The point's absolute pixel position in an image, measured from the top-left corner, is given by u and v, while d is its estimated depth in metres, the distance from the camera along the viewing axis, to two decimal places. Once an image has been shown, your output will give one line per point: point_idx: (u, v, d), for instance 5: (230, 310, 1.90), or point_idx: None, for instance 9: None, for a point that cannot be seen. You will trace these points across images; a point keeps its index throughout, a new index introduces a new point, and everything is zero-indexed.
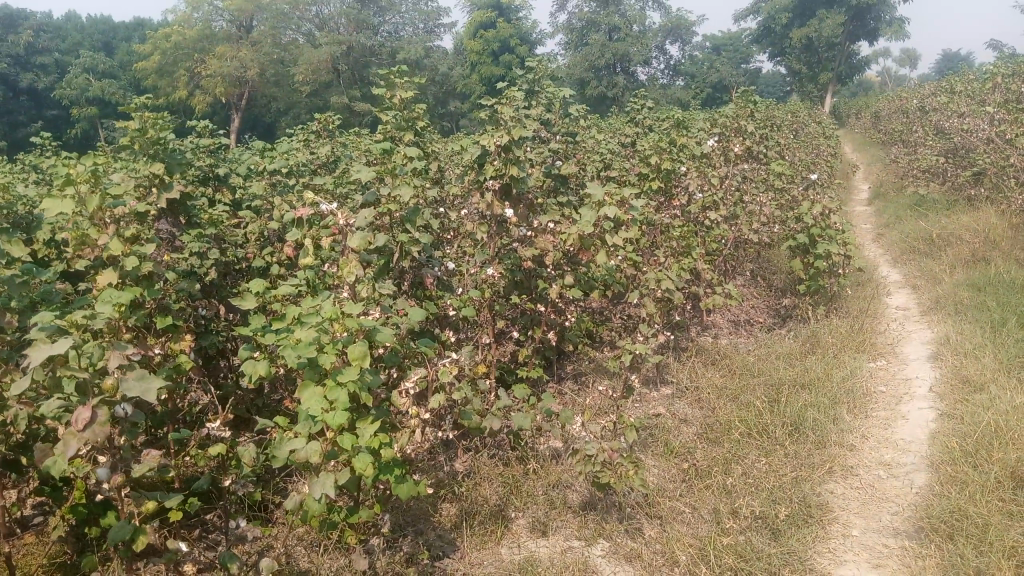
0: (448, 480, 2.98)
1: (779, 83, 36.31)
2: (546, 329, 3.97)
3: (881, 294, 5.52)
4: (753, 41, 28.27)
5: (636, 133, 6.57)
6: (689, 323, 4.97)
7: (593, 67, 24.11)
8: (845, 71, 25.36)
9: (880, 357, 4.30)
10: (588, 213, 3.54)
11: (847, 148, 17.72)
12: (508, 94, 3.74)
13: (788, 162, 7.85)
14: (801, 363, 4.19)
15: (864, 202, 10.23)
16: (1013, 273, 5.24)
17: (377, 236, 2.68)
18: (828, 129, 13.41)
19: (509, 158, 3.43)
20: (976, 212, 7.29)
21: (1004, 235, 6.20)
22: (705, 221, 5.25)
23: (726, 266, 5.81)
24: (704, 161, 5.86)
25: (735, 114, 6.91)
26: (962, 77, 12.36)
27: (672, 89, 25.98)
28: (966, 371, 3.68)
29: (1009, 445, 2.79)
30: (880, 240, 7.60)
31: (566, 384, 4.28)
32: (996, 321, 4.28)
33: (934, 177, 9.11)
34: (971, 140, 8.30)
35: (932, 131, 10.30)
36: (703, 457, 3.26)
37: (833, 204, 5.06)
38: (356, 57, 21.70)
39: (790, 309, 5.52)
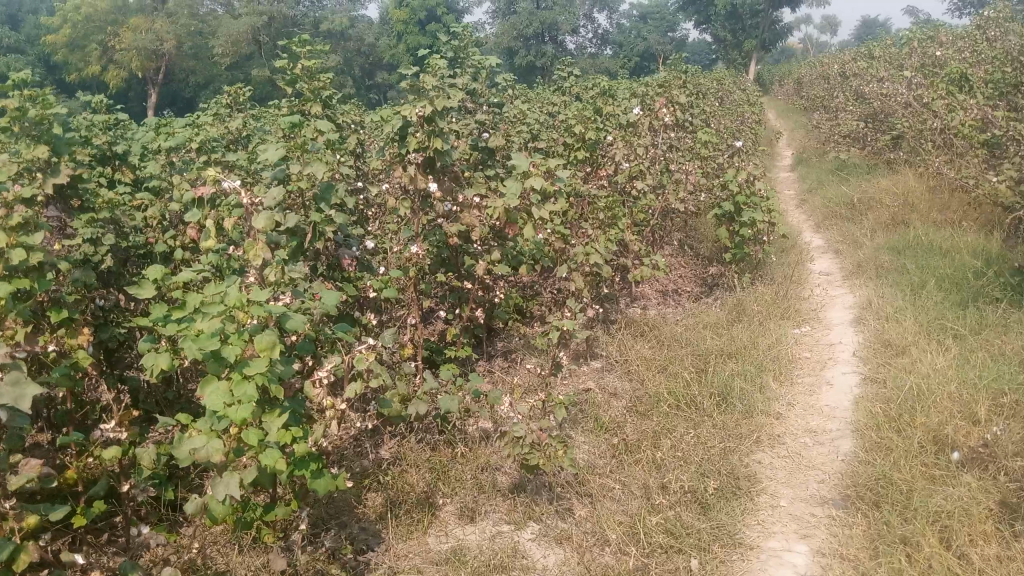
0: (373, 469, 2.87)
1: (704, 50, 36.64)
2: (474, 306, 3.87)
3: (805, 260, 5.57)
4: (679, 9, 28.39)
5: (562, 102, 6.46)
6: (618, 295, 4.92)
7: (521, 36, 23.87)
8: (768, 39, 25.73)
9: (805, 323, 4.33)
10: (515, 185, 3.43)
11: (771, 114, 18.00)
12: (428, 62, 3.58)
13: (714, 129, 7.86)
14: (728, 332, 4.19)
15: (788, 168, 10.38)
16: (931, 236, 5.35)
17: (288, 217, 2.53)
18: (751, 96, 13.55)
19: (433, 128, 3.26)
20: (894, 175, 7.44)
21: (922, 199, 6.33)
22: (633, 191, 5.19)
23: (654, 236, 5.79)
24: (631, 130, 5.80)
25: (661, 82, 6.87)
26: (880, 42, 12.60)
27: (599, 59, 25.95)
28: (887, 335, 3.72)
29: (931, 408, 2.81)
30: (804, 205, 7.70)
31: (495, 362, 4.20)
32: (915, 284, 4.35)
33: (854, 142, 9.28)
34: (890, 105, 8.45)
35: (851, 96, 10.49)
36: (632, 432, 3.21)
37: (759, 171, 5.06)
38: (277, 28, 20.99)
39: (718, 278, 5.54)
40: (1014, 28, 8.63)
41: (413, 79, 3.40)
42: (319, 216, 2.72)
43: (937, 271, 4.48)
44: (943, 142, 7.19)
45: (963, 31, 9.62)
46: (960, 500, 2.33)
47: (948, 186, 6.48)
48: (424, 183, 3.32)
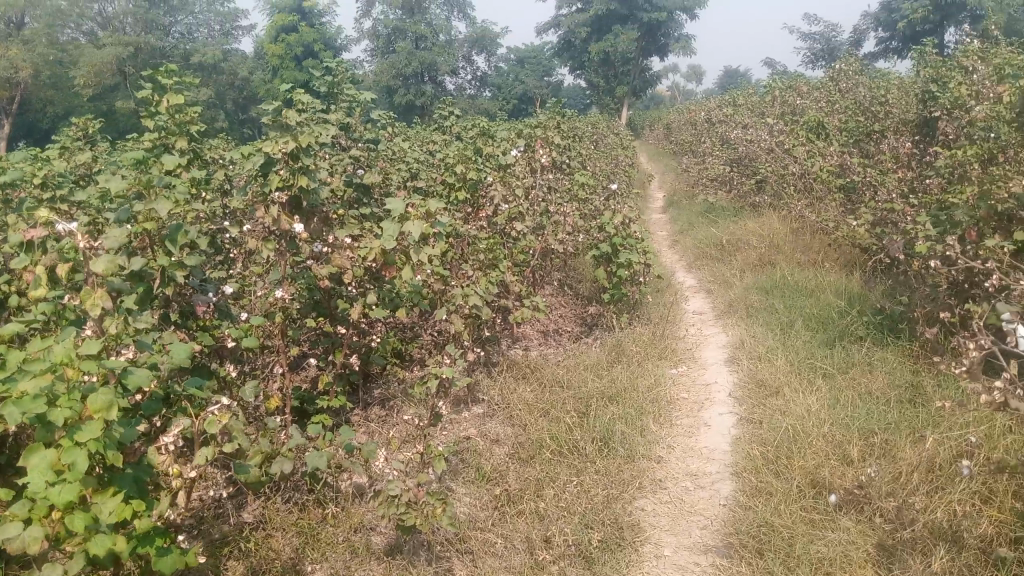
0: (234, 537, 2.64)
1: (579, 95, 37.77)
2: (348, 352, 3.69)
3: (680, 300, 5.67)
4: (555, 55, 29.15)
5: (440, 141, 6.38)
6: (499, 337, 4.84)
7: (400, 76, 23.82)
8: (639, 85, 26.74)
9: (682, 362, 4.36)
10: (389, 226, 3.30)
11: (643, 157, 18.61)
12: (293, 96, 3.42)
13: (590, 171, 7.98)
14: (608, 374, 4.15)
15: (660, 210, 10.69)
16: (797, 276, 5.55)
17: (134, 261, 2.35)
18: (625, 139, 13.93)
19: (298, 166, 3.11)
20: (761, 217, 7.74)
21: (786, 240, 6.60)
22: (512, 231, 5.15)
23: (534, 277, 5.75)
24: (509, 171, 5.78)
25: (538, 124, 6.92)
26: (742, 91, 13.26)
27: (478, 100, 26.23)
28: (761, 374, 3.77)
29: (808, 450, 2.84)
30: (677, 245, 7.91)
31: (372, 411, 4.01)
32: (784, 324, 4.46)
33: (722, 185, 9.65)
34: (754, 150, 8.84)
35: (718, 141, 10.94)
36: (514, 481, 3.10)
37: (635, 213, 5.12)
38: (144, 59, 20.07)
39: (597, 318, 5.55)
40: (862, 81, 9.24)
41: (277, 113, 3.23)
42: (169, 259, 2.51)
43: (805, 310, 4.63)
44: (804, 186, 7.55)
45: (817, 82, 10.24)
46: (840, 545, 2.34)
47: (810, 228, 6.79)
48: (291, 223, 3.11)
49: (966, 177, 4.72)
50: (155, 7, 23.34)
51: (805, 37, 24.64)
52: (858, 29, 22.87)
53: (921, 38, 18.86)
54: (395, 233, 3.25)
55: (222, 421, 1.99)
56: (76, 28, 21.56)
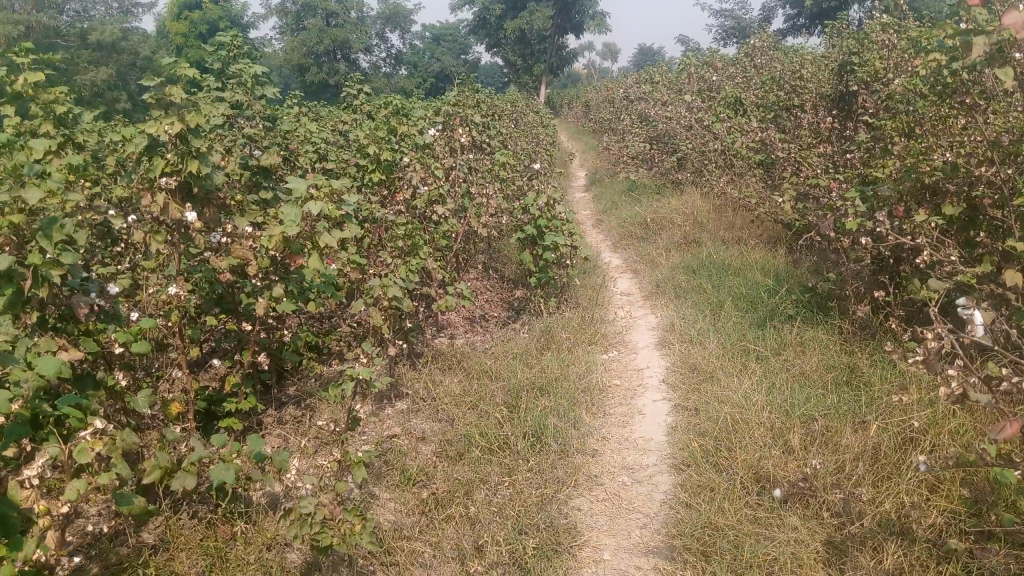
0: (129, 565, 2.38)
1: (496, 75, 37.46)
2: (257, 349, 3.43)
3: (607, 281, 5.55)
4: (471, 33, 28.75)
5: (353, 121, 6.09)
6: (421, 326, 4.62)
7: (312, 54, 23.06)
8: (556, 62, 26.64)
9: (612, 347, 4.21)
10: (292, 212, 3.05)
11: (563, 136, 18.52)
12: (176, 71, 3.14)
13: (511, 151, 7.80)
14: (537, 362, 3.98)
15: (582, 189, 10.60)
16: (722, 254, 5.50)
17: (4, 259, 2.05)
18: (545, 118, 13.79)
19: (185, 149, 2.89)
20: (683, 195, 7.70)
21: (710, 217, 6.56)
22: (431, 215, 4.93)
23: (456, 261, 5.56)
24: (426, 151, 5.55)
25: (456, 102, 6.69)
26: (659, 68, 13.26)
27: (394, 79, 25.67)
28: (693, 359, 3.66)
29: (750, 442, 2.73)
30: (601, 225, 7.81)
31: (288, 409, 3.76)
32: (714, 304, 4.37)
33: (642, 163, 9.59)
34: (674, 127, 8.80)
35: (637, 119, 10.89)
36: (441, 483, 2.90)
37: (557, 193, 4.97)
38: (36, 37, 18.88)
39: (524, 302, 5.39)
40: (777, 56, 9.29)
41: (159, 91, 2.97)
42: (38, 257, 2.23)
43: (732, 289, 4.56)
44: (725, 163, 7.54)
45: (733, 58, 10.27)
46: (790, 544, 2.23)
47: (733, 205, 6.77)
48: (182, 211, 2.89)
49: (886, 151, 4.72)
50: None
51: (717, 14, 24.92)
52: (767, 6, 23.26)
53: (829, 16, 19.26)
54: (297, 218, 3.03)
55: (95, 450, 1.74)
56: None
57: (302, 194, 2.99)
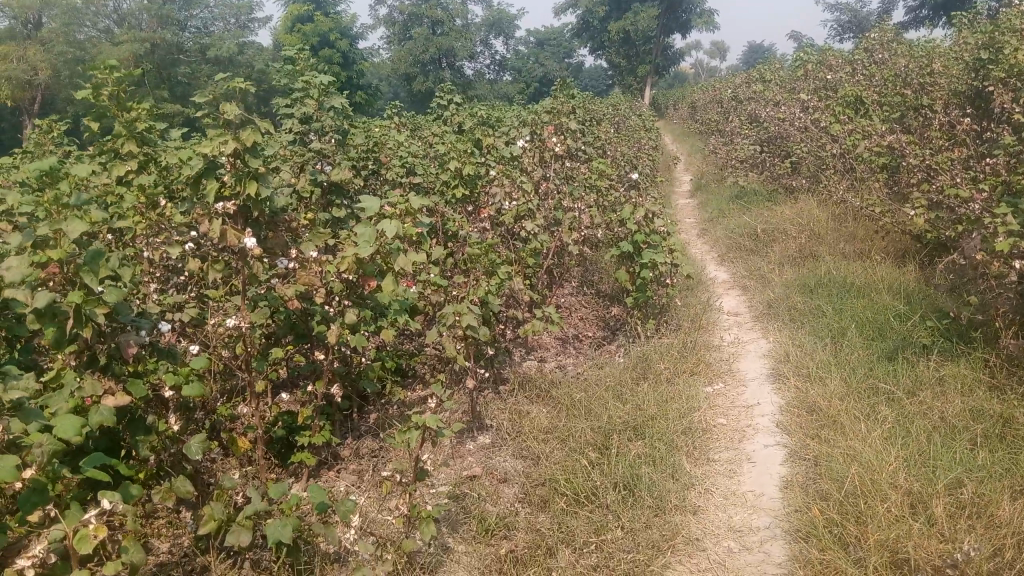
0: None
1: (600, 78, 37.05)
2: (330, 379, 3.21)
3: (714, 300, 5.12)
4: (575, 36, 28.42)
5: (443, 133, 5.90)
6: (509, 350, 4.34)
7: (418, 62, 23.27)
8: (662, 63, 25.98)
9: (718, 379, 3.80)
10: (365, 231, 2.83)
11: (668, 139, 17.96)
12: (234, 87, 2.97)
13: (610, 159, 7.45)
14: (633, 396, 3.61)
15: (687, 196, 10.14)
16: (841, 270, 4.99)
17: (41, 295, 1.98)
18: (649, 122, 13.33)
19: (244, 171, 2.71)
20: (798, 202, 7.15)
21: (827, 228, 6.02)
22: (519, 231, 4.64)
23: (549, 278, 5.26)
24: (516, 164, 5.29)
25: (551, 109, 6.39)
26: (771, 66, 12.58)
27: (498, 86, 25.64)
28: (812, 397, 3.22)
29: (883, 514, 2.31)
30: (706, 235, 7.36)
31: (366, 441, 3.53)
32: (834, 330, 3.89)
33: (753, 168, 9.04)
34: (786, 129, 8.23)
35: (747, 121, 10.30)
36: (522, 537, 2.60)
37: (656, 207, 4.58)
38: (162, 55, 19.89)
39: (622, 323, 5.03)
40: (901, 50, 8.56)
41: (216, 111, 2.81)
42: (80, 293, 2.05)
43: (855, 313, 4.07)
44: (844, 168, 6.94)
45: (852, 53, 9.55)
46: None
47: (853, 214, 6.20)
48: (241, 237, 2.69)
49: None
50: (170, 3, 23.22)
51: (832, 7, 23.74)
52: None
53: (956, 4, 17.96)
54: (372, 235, 2.82)
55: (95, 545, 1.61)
56: (93, 25, 20.83)
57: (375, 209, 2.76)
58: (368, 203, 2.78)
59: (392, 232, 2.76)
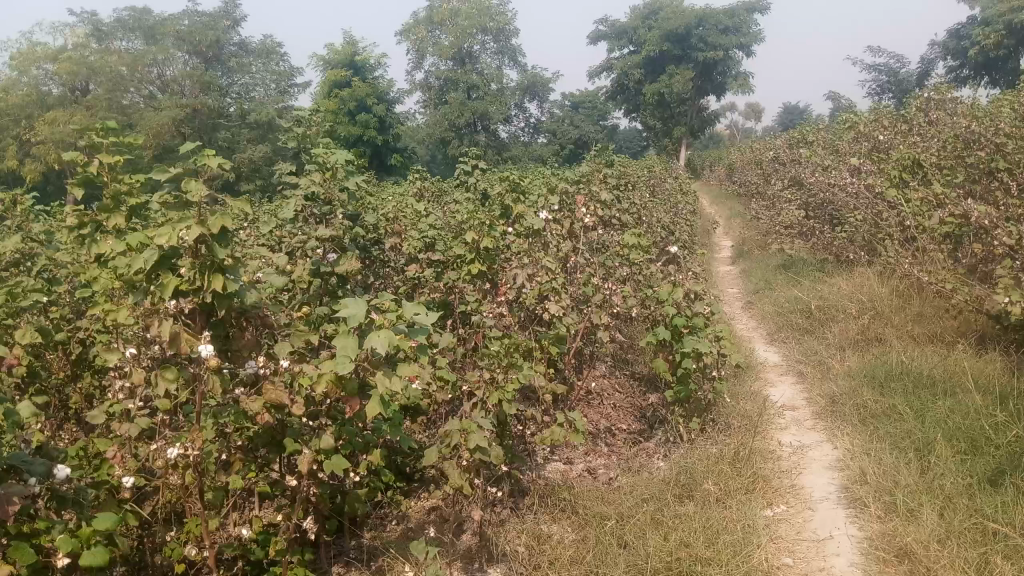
0: None
1: (634, 140, 36.94)
2: (306, 504, 2.67)
3: (765, 391, 4.51)
4: (609, 99, 28.29)
5: (464, 203, 5.46)
6: (529, 453, 3.77)
7: (452, 126, 23.20)
8: (696, 125, 25.65)
9: (779, 499, 3.16)
10: (349, 341, 2.21)
11: (704, 202, 17.49)
12: (203, 160, 2.47)
13: (646, 227, 6.95)
14: (675, 522, 2.99)
15: (728, 263, 9.59)
16: (913, 358, 4.35)
17: None
18: (687, 185, 12.88)
19: (207, 263, 2.21)
20: (853, 275, 6.52)
21: (888, 305, 5.39)
22: (543, 315, 4.08)
23: (577, 363, 4.72)
24: (542, 237, 4.80)
25: (582, 177, 5.91)
26: (813, 127, 12.07)
27: (532, 148, 25.50)
28: (903, 539, 2.59)
29: None
30: (751, 309, 6.79)
31: (352, 572, 2.95)
32: (918, 442, 3.25)
33: (799, 234, 8.47)
34: (834, 195, 7.67)
35: (790, 185, 9.73)
36: None
37: (699, 287, 4.01)
38: (201, 120, 20.03)
39: (662, 415, 4.43)
40: (959, 110, 7.97)
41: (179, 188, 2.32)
42: None
43: (940, 418, 3.42)
44: (904, 237, 6.32)
45: (904, 113, 8.99)
46: None
47: (917, 289, 5.57)
48: (196, 343, 2.20)
49: None
50: (211, 69, 23.58)
51: (868, 68, 23.31)
52: (928, 57, 21.46)
53: (1000, 64, 17.39)
54: (356, 349, 2.20)
55: None
56: (137, 91, 21.16)
57: (360, 319, 2.16)
58: (351, 312, 2.20)
59: (385, 348, 2.13)
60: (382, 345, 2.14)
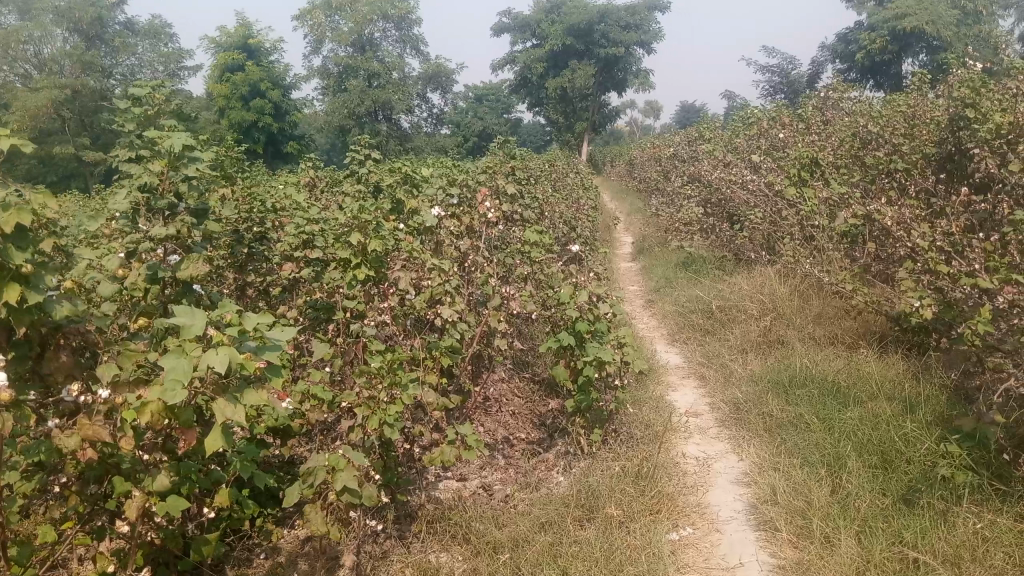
0: None
1: (537, 134, 36.90)
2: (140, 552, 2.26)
3: (668, 396, 4.31)
4: (512, 92, 28.08)
5: (352, 195, 5.05)
6: (417, 473, 3.41)
7: (352, 114, 22.47)
8: (598, 120, 25.70)
9: (685, 520, 2.93)
10: (180, 362, 1.82)
11: (607, 197, 17.49)
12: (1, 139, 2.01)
13: (548, 223, 6.70)
14: (575, 551, 2.71)
15: (629, 259, 9.50)
16: (817, 362, 4.22)
17: None
18: (589, 178, 12.77)
19: (4, 270, 1.76)
20: (754, 273, 6.44)
21: (790, 305, 5.30)
22: (433, 319, 3.73)
23: (472, 369, 4.41)
24: (434, 234, 4.45)
25: (480, 169, 5.58)
26: (712, 123, 12.12)
27: (434, 140, 25.04)
28: (818, 571, 2.39)
29: None
30: (653, 307, 6.64)
31: None
32: (829, 458, 3.09)
33: (700, 231, 8.41)
34: (734, 192, 7.62)
35: (690, 181, 9.66)
36: None
37: (601, 289, 3.74)
38: (82, 102, 18.73)
39: (561, 424, 4.15)
40: (855, 109, 8.03)
41: None
42: None
43: (849, 431, 3.27)
44: (804, 236, 6.26)
45: (802, 112, 9.04)
46: None
47: (818, 288, 5.50)
48: None
49: None
50: (93, 48, 22.12)
51: (764, 68, 23.83)
52: (819, 60, 22.10)
53: (886, 69, 18.01)
54: (187, 369, 1.81)
55: None
56: None
57: (195, 331, 1.80)
58: (186, 323, 1.83)
59: (218, 368, 1.76)
60: (216, 364, 1.77)
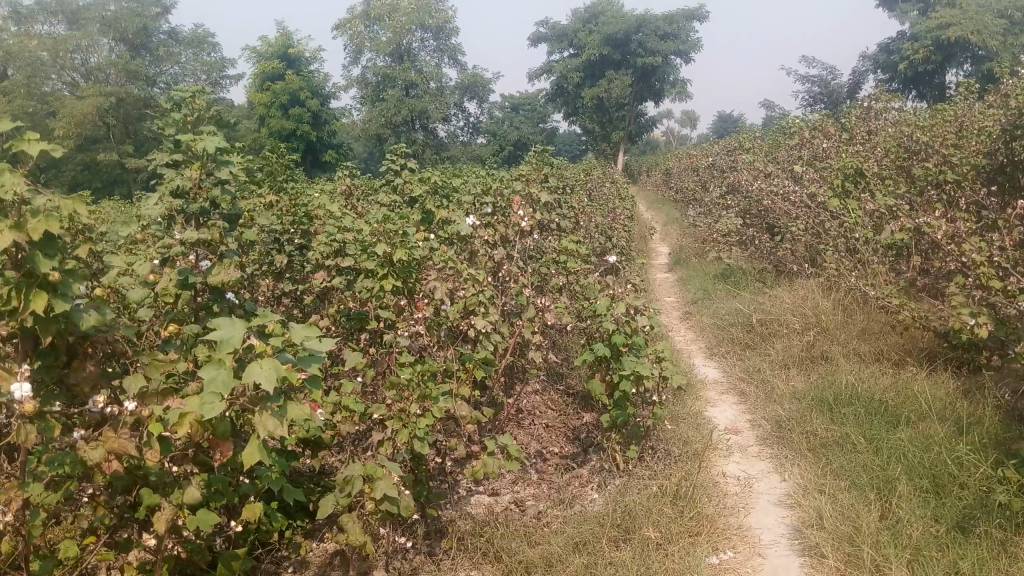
0: None
1: (572, 143, 36.81)
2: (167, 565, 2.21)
3: (706, 412, 4.19)
4: (548, 102, 28.06)
5: (386, 203, 5.01)
6: (448, 487, 3.34)
7: (388, 123, 22.59)
8: (634, 130, 25.56)
9: (727, 543, 2.82)
10: (220, 374, 1.76)
11: (642, 207, 17.35)
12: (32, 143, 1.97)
13: (583, 233, 6.61)
14: (611, 574, 2.61)
15: (664, 270, 9.36)
16: (863, 379, 4.08)
17: None
18: (624, 189, 12.66)
19: (31, 278, 1.72)
20: (794, 286, 6.29)
21: (833, 319, 5.15)
22: (467, 330, 3.66)
23: (505, 381, 4.33)
24: (468, 244, 4.39)
25: (515, 178, 5.51)
26: (750, 134, 11.95)
27: (470, 149, 25.08)
28: None
29: None
30: (689, 320, 6.52)
31: None
32: (878, 481, 2.96)
33: (738, 242, 8.26)
34: (773, 203, 7.46)
35: (728, 192, 9.50)
36: None
37: (640, 301, 3.64)
38: (127, 110, 19.05)
39: (596, 439, 4.05)
40: (900, 120, 7.83)
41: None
42: None
43: (898, 453, 3.13)
44: (847, 248, 6.09)
45: (844, 122, 8.85)
46: None
47: (862, 302, 5.34)
48: (9, 382, 1.77)
49: None
50: (138, 57, 22.52)
51: (804, 78, 23.51)
52: (860, 70, 21.75)
53: (930, 79, 17.66)
54: (229, 383, 1.74)
55: None
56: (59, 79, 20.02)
57: (236, 345, 1.73)
58: (225, 334, 1.77)
59: (264, 384, 1.69)
60: (262, 379, 1.70)
